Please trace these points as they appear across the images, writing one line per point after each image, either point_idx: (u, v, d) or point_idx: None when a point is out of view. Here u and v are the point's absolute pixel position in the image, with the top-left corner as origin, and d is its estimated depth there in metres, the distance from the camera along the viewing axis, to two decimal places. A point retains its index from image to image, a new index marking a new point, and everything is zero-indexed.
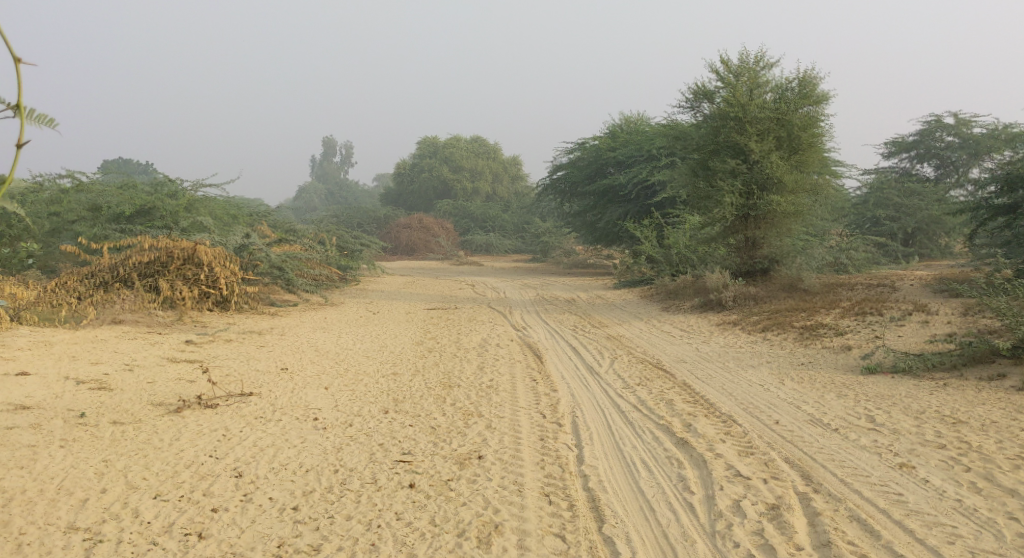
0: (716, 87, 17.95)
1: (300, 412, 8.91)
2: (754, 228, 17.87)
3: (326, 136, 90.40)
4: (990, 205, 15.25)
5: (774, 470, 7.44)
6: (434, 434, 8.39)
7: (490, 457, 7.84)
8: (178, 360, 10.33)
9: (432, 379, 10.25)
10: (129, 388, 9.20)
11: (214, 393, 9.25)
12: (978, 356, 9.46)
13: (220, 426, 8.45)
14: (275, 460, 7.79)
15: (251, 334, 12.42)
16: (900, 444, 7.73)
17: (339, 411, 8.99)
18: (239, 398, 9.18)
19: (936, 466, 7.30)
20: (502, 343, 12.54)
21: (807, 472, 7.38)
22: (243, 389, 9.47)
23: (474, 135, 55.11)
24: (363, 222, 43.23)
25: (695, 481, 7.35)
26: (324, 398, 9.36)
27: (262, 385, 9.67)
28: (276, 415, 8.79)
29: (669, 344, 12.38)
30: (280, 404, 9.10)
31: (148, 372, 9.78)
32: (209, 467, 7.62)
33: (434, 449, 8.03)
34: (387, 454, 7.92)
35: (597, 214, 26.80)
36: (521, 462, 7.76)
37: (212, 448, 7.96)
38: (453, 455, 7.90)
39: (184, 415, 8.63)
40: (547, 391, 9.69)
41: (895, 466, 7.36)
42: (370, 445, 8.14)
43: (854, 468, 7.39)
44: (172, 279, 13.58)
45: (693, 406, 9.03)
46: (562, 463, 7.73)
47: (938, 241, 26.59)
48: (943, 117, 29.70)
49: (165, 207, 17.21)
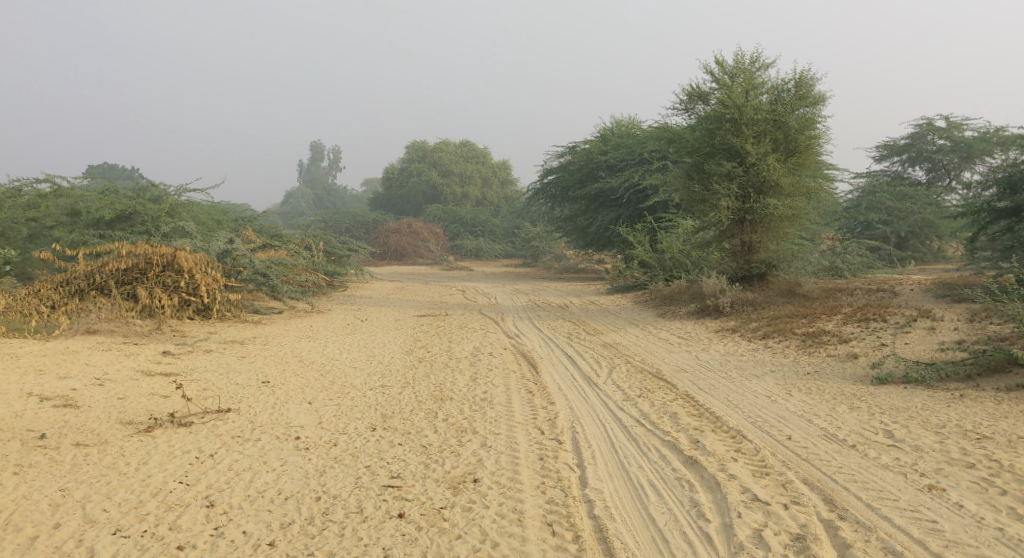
0: (711, 88, 17.59)
1: (281, 431, 8.46)
2: (750, 232, 17.50)
3: (314, 140, 89.59)
4: (992, 209, 15.04)
5: (793, 493, 7.04)
6: (426, 454, 7.95)
7: (487, 480, 7.41)
8: (153, 373, 9.88)
9: (422, 391, 9.81)
10: (98, 405, 8.74)
11: (189, 410, 8.79)
12: (993, 365, 9.13)
13: (192, 447, 8.00)
14: (251, 487, 7.34)
15: (233, 344, 11.94)
16: (926, 463, 7.34)
17: (323, 429, 8.55)
18: (215, 416, 8.73)
19: (969, 489, 6.91)
20: (495, 351, 12.11)
21: (829, 496, 6.98)
22: (221, 405, 9.02)
23: (464, 141, 54.68)
24: (352, 228, 42.86)
25: (710, 508, 6.93)
26: (308, 415, 8.91)
27: (241, 401, 9.22)
28: (255, 434, 8.34)
29: (667, 352, 11.98)
30: (260, 422, 8.65)
31: (119, 386, 9.31)
32: (178, 496, 7.17)
33: (425, 471, 7.59)
34: (375, 478, 7.48)
35: (589, 218, 26.43)
36: (521, 486, 7.33)
37: (182, 474, 7.51)
38: (447, 478, 7.46)
39: (154, 435, 8.17)
40: (544, 404, 9.28)
41: (924, 488, 6.97)
42: (357, 467, 7.70)
43: (880, 491, 6.99)
44: (151, 286, 13.09)
45: (698, 420, 8.63)
46: (564, 487, 7.31)
47: (930, 245, 26.42)
48: (934, 121, 29.45)
49: (146, 212, 16.74)
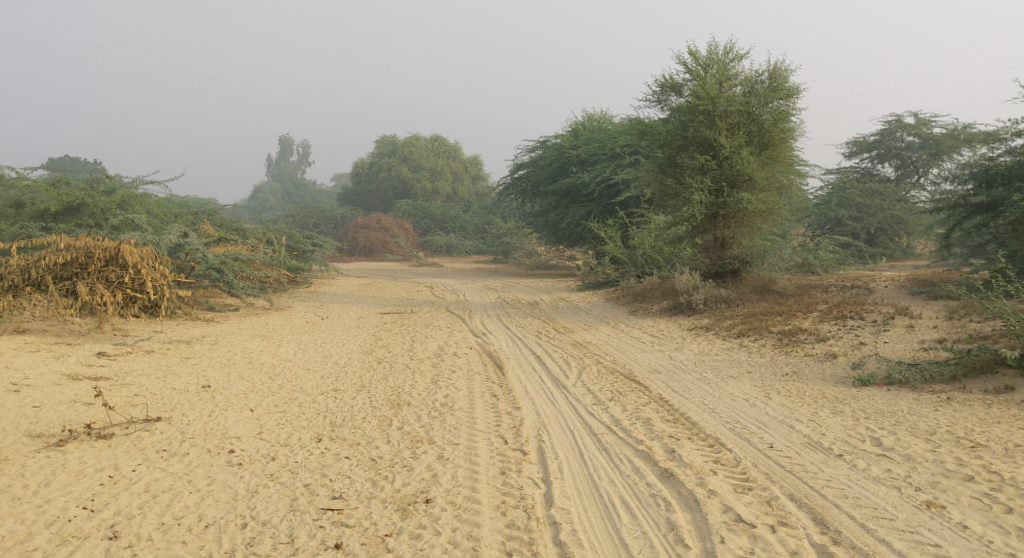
0: (684, 80, 17.14)
1: (215, 443, 7.87)
2: (723, 227, 17.11)
3: (283, 135, 88.20)
4: (968, 204, 14.73)
5: (779, 513, 6.58)
6: (375, 469, 7.40)
7: (441, 500, 6.87)
8: (79, 377, 9.21)
9: (378, 396, 9.24)
10: (9, 415, 8.07)
11: (112, 420, 8.17)
12: (979, 365, 8.74)
13: (107, 464, 7.39)
14: (167, 513, 6.74)
15: (177, 344, 11.27)
16: (921, 476, 6.92)
17: (262, 441, 7.97)
18: (141, 426, 8.12)
19: (969, 505, 6.50)
20: (460, 351, 11.58)
21: (817, 515, 6.53)
22: (150, 414, 8.41)
23: (434, 136, 53.98)
24: (319, 223, 42.07)
25: (689, 531, 6.44)
26: (247, 424, 8.31)
27: (175, 408, 8.61)
28: (183, 448, 7.74)
29: (640, 352, 11.53)
30: (192, 433, 8.05)
31: (39, 392, 8.65)
32: (77, 526, 6.57)
33: (371, 491, 7.03)
34: (314, 500, 6.92)
35: (559, 214, 25.94)
36: (479, 507, 6.80)
37: (88, 498, 6.90)
38: (396, 498, 6.91)
39: (65, 450, 7.55)
40: (509, 410, 8.75)
41: (922, 506, 6.54)
42: (294, 487, 7.12)
43: (874, 509, 6.55)
44: (92, 282, 12.36)
45: (673, 426, 8.17)
46: (527, 507, 6.79)
47: (899, 242, 26.42)
48: (903, 117, 29.29)
49: (96, 204, 16.04)
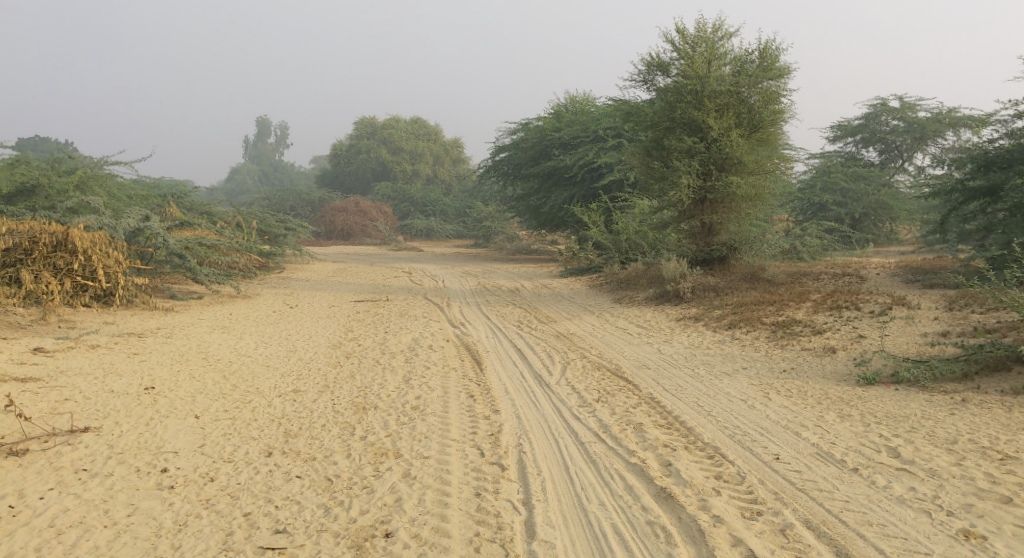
0: (671, 58, 16.38)
1: (147, 460, 7.19)
2: (711, 213, 16.50)
3: (260, 117, 86.80)
4: (964, 188, 13.97)
5: (795, 546, 5.98)
6: (329, 492, 6.74)
7: (405, 534, 6.21)
8: (6, 378, 8.48)
9: (342, 398, 8.57)
10: None
11: (29, 432, 7.45)
12: (992, 363, 8.22)
13: (12, 490, 6.68)
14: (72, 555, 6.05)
15: (127, 337, 10.53)
16: (951, 497, 6.34)
17: (202, 457, 7.28)
18: (63, 440, 7.43)
19: (1013, 536, 5.91)
20: (435, 344, 10.89)
21: (839, 549, 5.93)
22: (76, 424, 7.70)
23: (415, 118, 53.03)
24: (296, 206, 41.20)
25: None
26: (188, 436, 7.63)
27: (107, 417, 7.90)
28: (107, 468, 7.06)
29: (626, 344, 10.89)
30: (122, 448, 7.36)
31: None
32: None
33: (323, 521, 6.37)
34: (255, 534, 6.25)
35: (541, 197, 25.26)
36: (452, 540, 6.16)
37: None
38: (351, 532, 6.25)
39: None
40: (487, 414, 8.11)
41: (958, 536, 5.96)
42: (232, 517, 6.45)
43: (902, 540, 5.96)
44: (37, 270, 11.61)
45: (667, 433, 7.56)
46: (507, 541, 6.15)
47: (882, 228, 25.94)
48: (888, 101, 28.75)
49: (52, 186, 15.22)
